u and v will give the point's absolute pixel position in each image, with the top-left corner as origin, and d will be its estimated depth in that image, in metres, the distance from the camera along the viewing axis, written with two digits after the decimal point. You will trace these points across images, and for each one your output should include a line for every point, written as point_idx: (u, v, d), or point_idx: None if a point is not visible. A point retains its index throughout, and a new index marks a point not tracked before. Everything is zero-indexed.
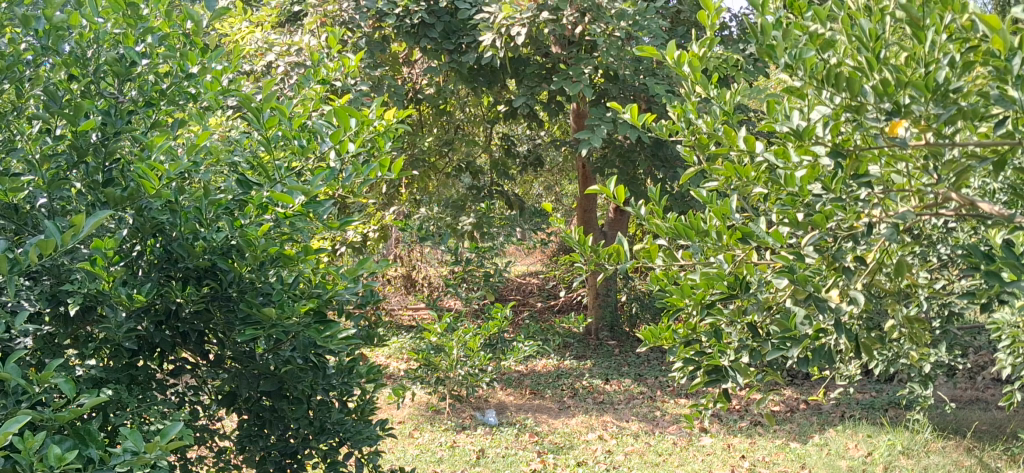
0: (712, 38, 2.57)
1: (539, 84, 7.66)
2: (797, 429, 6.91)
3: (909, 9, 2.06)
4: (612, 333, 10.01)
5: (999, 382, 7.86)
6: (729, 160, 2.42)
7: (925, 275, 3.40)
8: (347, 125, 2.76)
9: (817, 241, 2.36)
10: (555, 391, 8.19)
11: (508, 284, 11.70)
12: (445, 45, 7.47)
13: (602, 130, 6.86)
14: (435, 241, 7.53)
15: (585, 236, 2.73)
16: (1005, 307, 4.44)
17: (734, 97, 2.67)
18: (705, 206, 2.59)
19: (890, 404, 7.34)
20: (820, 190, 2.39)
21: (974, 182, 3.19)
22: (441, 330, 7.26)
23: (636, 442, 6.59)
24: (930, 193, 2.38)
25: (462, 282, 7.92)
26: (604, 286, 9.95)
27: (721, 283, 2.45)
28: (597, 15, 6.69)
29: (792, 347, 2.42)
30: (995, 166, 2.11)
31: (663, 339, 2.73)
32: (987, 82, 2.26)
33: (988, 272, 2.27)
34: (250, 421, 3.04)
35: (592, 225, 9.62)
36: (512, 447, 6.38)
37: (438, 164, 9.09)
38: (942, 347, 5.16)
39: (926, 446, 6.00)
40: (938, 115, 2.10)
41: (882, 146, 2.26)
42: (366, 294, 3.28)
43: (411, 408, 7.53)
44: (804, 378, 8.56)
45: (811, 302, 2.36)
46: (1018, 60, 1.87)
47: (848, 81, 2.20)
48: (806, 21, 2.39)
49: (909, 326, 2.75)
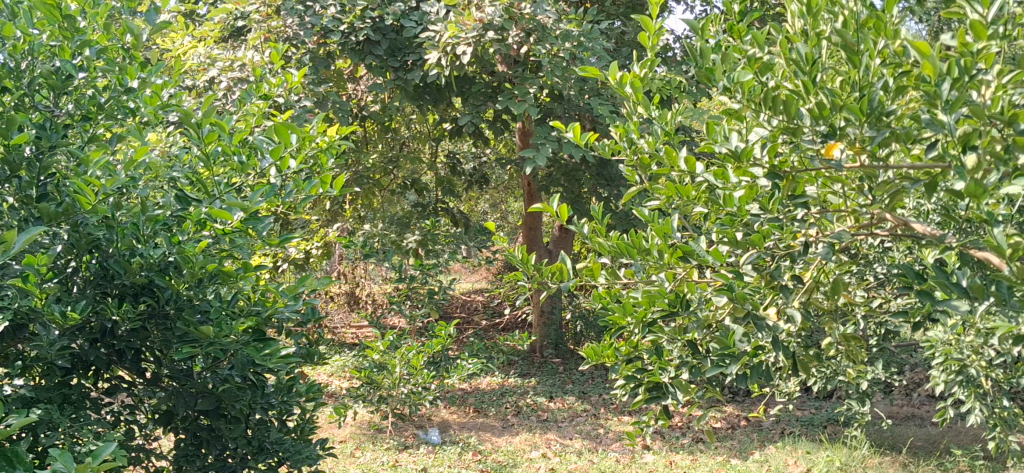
0: (652, 59, 2.61)
1: (485, 102, 7.70)
2: (737, 445, 6.98)
3: (844, 35, 2.13)
4: (557, 351, 9.98)
5: (934, 399, 8.04)
6: (670, 181, 2.43)
7: (862, 293, 3.47)
8: (287, 141, 2.72)
9: (755, 259, 2.40)
10: (499, 409, 8.19)
11: (453, 301, 11.69)
12: (391, 62, 7.45)
13: (547, 148, 6.87)
14: (378, 257, 7.49)
15: (527, 255, 2.73)
16: (938, 325, 4.54)
17: (674, 119, 2.70)
18: (648, 226, 2.61)
19: (829, 420, 7.46)
20: (758, 210, 2.45)
21: (909, 203, 3.27)
22: (384, 348, 7.21)
23: (579, 459, 6.59)
24: (864, 214, 2.45)
25: (406, 299, 7.89)
26: (549, 304, 10.02)
27: (662, 300, 2.47)
28: (543, 35, 6.75)
29: (731, 364, 2.43)
30: (927, 187, 2.19)
31: (606, 356, 2.73)
32: (918, 107, 2.35)
33: (920, 290, 2.35)
34: (187, 441, 3.00)
35: (537, 244, 9.68)
36: (454, 466, 6.34)
37: (384, 181, 9.05)
38: (878, 364, 5.27)
39: (863, 462, 6.08)
40: (872, 138, 2.18)
41: (817, 168, 2.33)
42: (307, 311, 3.26)
43: (352, 427, 7.46)
44: (745, 395, 8.66)
45: (749, 320, 2.39)
46: (947, 86, 1.99)
47: (785, 104, 2.25)
48: (746, 45, 2.45)
49: (844, 343, 2.82)
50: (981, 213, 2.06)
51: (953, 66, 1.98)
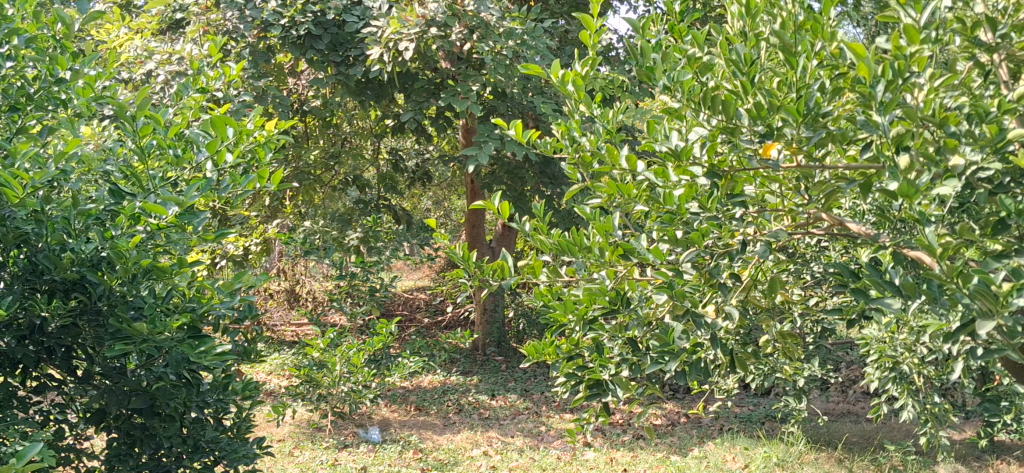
0: (594, 58, 2.62)
1: (427, 99, 7.66)
2: (677, 442, 7.05)
3: (782, 36, 2.16)
4: (499, 348, 10.04)
5: (868, 396, 8.22)
6: (611, 180, 2.43)
7: (800, 291, 3.51)
8: (224, 135, 2.68)
9: (694, 257, 2.41)
10: (440, 407, 8.17)
11: (395, 299, 11.61)
12: (333, 57, 7.37)
13: (490, 146, 6.88)
14: (318, 254, 7.42)
15: (469, 252, 2.71)
16: (872, 323, 4.64)
17: (616, 117, 2.71)
18: (589, 223, 2.61)
19: (767, 417, 7.59)
20: (697, 209, 2.47)
21: (845, 203, 3.33)
22: (324, 346, 7.12)
23: (520, 457, 6.60)
24: (800, 213, 2.49)
25: (347, 296, 7.81)
26: (492, 302, 10.03)
27: (603, 298, 2.48)
28: (487, 32, 6.74)
29: (670, 361, 2.44)
30: (862, 187, 2.23)
31: (546, 353, 2.72)
32: (854, 109, 2.39)
33: (856, 289, 2.39)
34: (120, 440, 2.94)
35: (480, 241, 9.67)
36: (395, 465, 6.31)
37: (325, 177, 8.96)
38: (814, 361, 5.37)
39: (800, 458, 6.19)
40: (809, 138, 2.22)
41: (754, 167, 2.36)
42: (245, 308, 3.22)
43: (291, 426, 7.38)
44: (685, 392, 8.76)
45: (688, 318, 2.40)
46: (880, 88, 2.04)
47: (723, 104, 2.27)
48: (685, 45, 2.47)
49: (781, 340, 2.86)
50: (913, 214, 2.11)
51: (887, 69, 2.02)
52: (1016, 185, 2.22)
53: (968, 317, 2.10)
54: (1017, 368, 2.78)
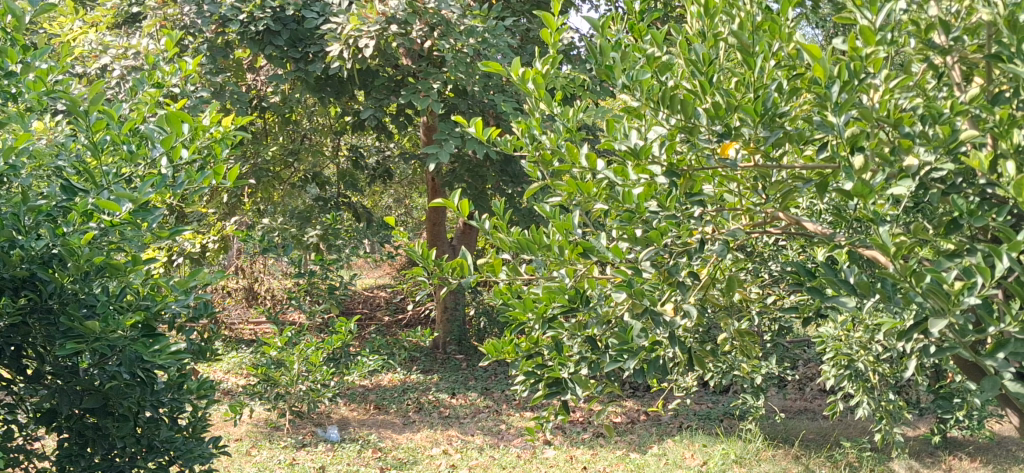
0: (554, 56, 2.62)
1: (387, 96, 7.62)
2: (636, 439, 7.09)
3: (740, 37, 2.18)
4: (460, 347, 10.09)
5: (825, 393, 8.32)
6: (570, 178, 2.43)
7: (757, 290, 3.54)
8: (179, 131, 2.65)
9: (653, 255, 2.41)
10: (400, 406, 8.14)
11: (355, 297, 11.56)
12: (292, 53, 7.31)
13: (451, 145, 6.87)
14: (276, 251, 7.36)
15: (428, 250, 2.69)
16: (828, 321, 4.70)
17: (576, 116, 2.71)
18: (549, 222, 2.61)
19: (725, 414, 7.66)
20: (655, 207, 2.47)
21: (802, 202, 3.37)
22: (281, 344, 7.08)
23: (480, 455, 6.60)
24: (758, 212, 2.52)
25: (306, 294, 7.74)
26: (452, 300, 10.06)
27: (562, 296, 2.48)
28: (448, 30, 6.73)
29: (629, 359, 2.45)
30: (818, 187, 2.25)
31: (505, 352, 2.72)
32: (811, 110, 2.42)
33: (812, 288, 2.41)
34: (71, 441, 2.89)
35: (441, 239, 9.66)
36: (353, 464, 6.28)
37: (284, 174, 8.89)
38: (771, 359, 5.43)
39: (757, 455, 6.26)
40: (766, 138, 2.24)
41: (712, 166, 2.37)
42: (201, 306, 3.20)
43: (248, 425, 7.31)
44: (644, 390, 8.82)
45: (647, 316, 2.41)
46: (836, 88, 2.06)
47: (682, 103, 2.28)
48: (645, 44, 2.48)
49: (739, 338, 2.90)
50: (868, 214, 2.13)
51: (843, 70, 2.04)
52: (968, 186, 2.25)
53: (921, 315, 2.12)
54: (969, 366, 2.83)
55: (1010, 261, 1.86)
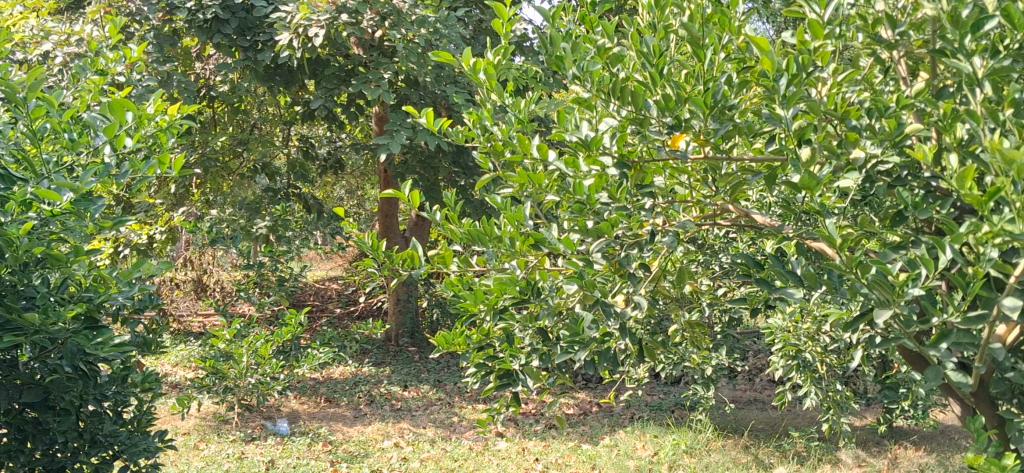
0: (506, 47, 2.61)
1: (338, 86, 7.55)
2: (588, 431, 7.11)
3: (689, 29, 2.18)
4: (413, 339, 10.08)
5: (774, 384, 8.43)
6: (521, 169, 2.41)
7: (708, 281, 3.57)
8: (123, 119, 2.60)
9: (604, 247, 2.41)
10: (351, 399, 8.09)
11: (306, 289, 11.47)
12: (241, 42, 7.21)
13: (402, 135, 6.82)
14: (225, 243, 7.26)
15: (378, 241, 2.66)
16: (776, 312, 4.74)
17: (528, 107, 2.70)
18: (500, 213, 2.59)
19: (676, 405, 7.73)
20: (606, 199, 2.47)
21: (752, 194, 3.39)
22: (229, 337, 6.99)
23: (432, 448, 6.58)
24: (708, 204, 2.53)
25: (255, 286, 7.65)
26: (405, 292, 10.04)
27: (513, 288, 2.47)
28: (399, 19, 6.67)
29: (580, 350, 2.45)
30: (767, 179, 2.27)
31: (456, 344, 2.70)
32: (760, 102, 2.43)
33: (761, 279, 2.43)
34: (9, 436, 2.83)
35: (393, 231, 9.62)
36: (303, 457, 6.22)
37: (234, 164, 8.77)
38: (722, 349, 5.48)
39: (707, 445, 6.33)
40: (716, 130, 2.25)
41: (662, 158, 2.38)
42: (145, 298, 3.15)
43: (196, 418, 7.22)
44: (597, 382, 8.86)
45: (597, 307, 2.40)
46: (784, 81, 2.07)
47: (633, 95, 2.29)
48: (596, 36, 2.48)
49: (689, 329, 2.92)
50: (815, 206, 2.16)
51: (791, 63, 2.06)
52: (912, 179, 2.29)
53: (867, 306, 2.15)
54: (914, 356, 2.87)
55: (953, 253, 1.90)
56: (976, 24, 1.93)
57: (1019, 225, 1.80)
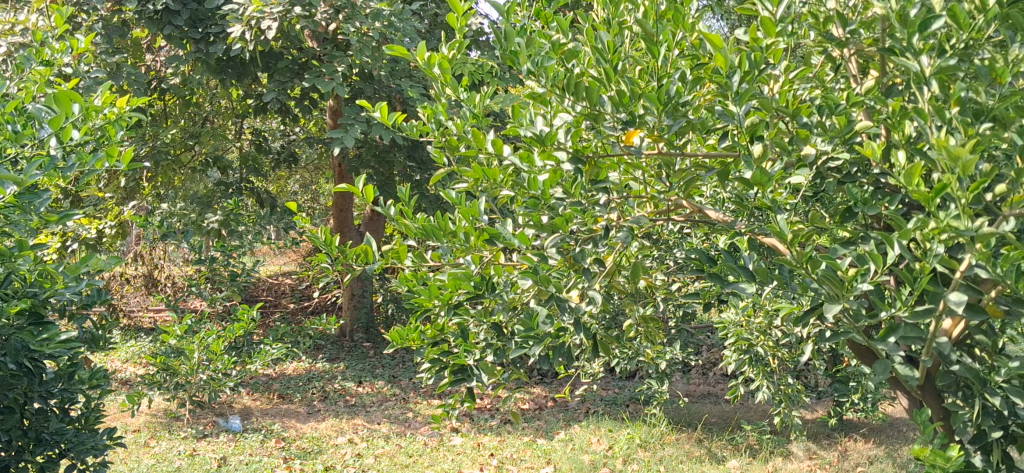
0: (460, 41, 2.60)
1: (291, 79, 7.47)
2: (543, 425, 7.13)
3: (643, 25, 2.19)
4: (367, 334, 9.98)
5: (727, 378, 8.52)
6: (475, 164, 2.40)
7: (662, 276, 3.59)
8: (69, 111, 2.55)
9: (559, 242, 2.40)
10: (304, 395, 8.03)
11: (259, 284, 11.36)
12: (192, 34, 7.11)
13: (356, 129, 6.78)
14: (177, 237, 7.16)
15: (331, 236, 2.64)
16: (729, 307, 4.79)
17: (483, 102, 2.69)
18: (454, 208, 2.57)
19: (631, 400, 7.77)
20: (561, 194, 2.47)
21: (706, 190, 3.42)
22: (181, 333, 6.90)
23: (386, 444, 6.55)
24: (662, 200, 2.54)
25: (207, 281, 7.55)
26: (360, 287, 10.00)
27: (468, 283, 2.46)
28: (353, 13, 6.61)
29: (534, 345, 2.46)
30: (720, 175, 2.28)
31: (410, 339, 2.67)
32: (714, 99, 2.45)
33: (714, 274, 2.44)
34: None
35: (348, 226, 9.56)
36: (256, 454, 6.16)
37: (186, 158, 8.65)
38: (675, 344, 5.52)
39: (661, 439, 6.38)
40: (670, 126, 2.27)
41: (617, 153, 2.38)
42: (92, 293, 3.10)
43: (146, 415, 7.12)
44: (552, 376, 8.89)
45: (552, 302, 2.40)
46: (737, 78, 2.09)
47: (587, 90, 2.28)
48: (550, 31, 2.47)
49: (643, 324, 2.94)
50: (767, 202, 2.17)
51: (743, 60, 2.07)
52: (862, 175, 2.33)
53: (818, 301, 2.17)
54: (863, 350, 2.91)
55: (901, 248, 1.92)
56: (924, 22, 1.98)
57: (964, 220, 1.84)
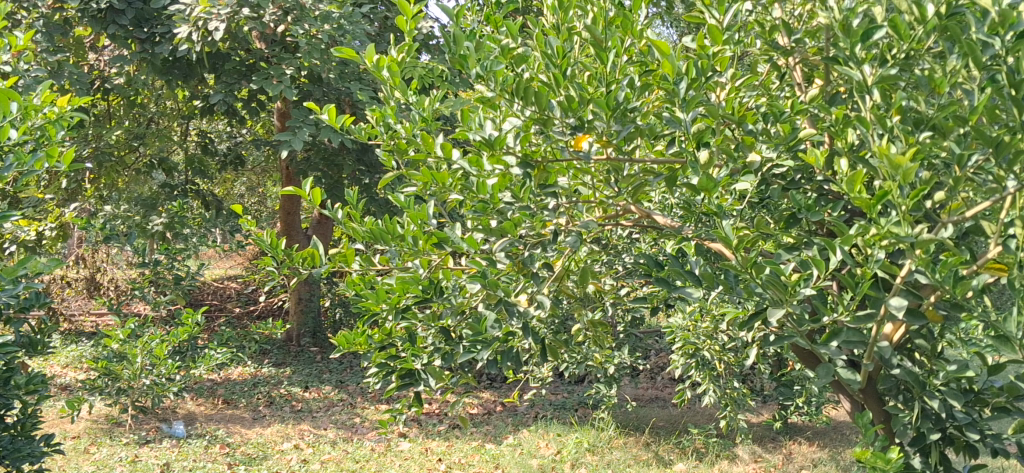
0: (410, 44, 2.59)
1: (238, 81, 7.39)
2: (492, 430, 7.12)
3: (593, 31, 2.20)
4: (314, 339, 9.90)
5: (675, 382, 8.60)
6: (424, 168, 2.39)
7: (611, 281, 3.61)
8: (6, 110, 2.49)
9: (507, 246, 2.40)
10: (249, 400, 7.93)
11: (204, 288, 11.20)
12: (138, 34, 7.00)
13: (304, 132, 6.73)
14: (119, 240, 7.03)
15: (277, 239, 2.60)
16: (676, 311, 4.83)
17: (433, 105, 2.68)
18: (403, 211, 2.56)
19: (580, 404, 7.80)
20: (509, 198, 2.47)
21: (654, 196, 3.45)
22: (123, 337, 6.80)
23: (333, 449, 6.49)
24: (611, 205, 2.56)
25: (151, 284, 7.43)
26: (307, 291, 9.91)
27: (416, 287, 2.44)
28: (302, 15, 6.57)
29: (482, 349, 2.46)
30: (668, 181, 2.30)
31: (358, 343, 2.64)
32: (662, 105, 2.47)
33: (661, 279, 2.46)
34: None
35: (296, 229, 9.48)
36: (200, 460, 6.07)
37: (129, 159, 8.50)
38: (623, 349, 5.56)
39: (609, 443, 6.41)
40: (618, 131, 2.28)
41: (566, 158, 2.39)
42: (30, 297, 3.03)
43: (86, 421, 6.97)
44: (501, 381, 8.90)
45: (500, 307, 2.40)
46: (684, 85, 2.11)
47: (537, 95, 2.28)
48: (500, 36, 2.48)
49: (592, 329, 2.96)
50: (713, 208, 2.20)
51: (690, 67, 2.09)
52: (806, 182, 2.37)
53: (762, 305, 2.19)
54: (806, 354, 2.96)
55: (843, 254, 1.95)
56: (866, 33, 2.01)
57: (904, 226, 1.88)
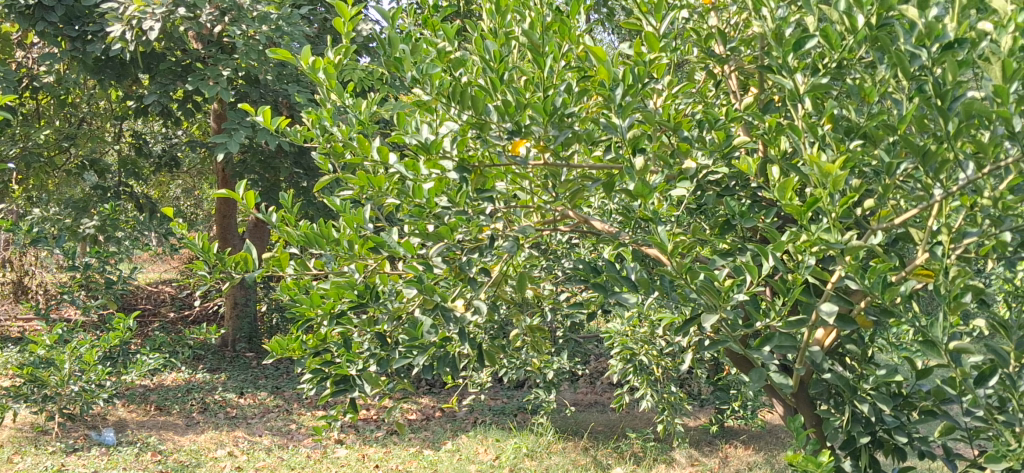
0: (346, 46, 2.55)
1: (173, 81, 7.27)
2: (430, 436, 7.09)
3: (529, 36, 2.20)
4: (249, 344, 9.87)
5: (615, 387, 8.65)
6: (360, 172, 2.36)
7: (550, 286, 3.61)
8: None
9: (444, 251, 2.38)
10: (183, 407, 7.79)
11: (138, 292, 10.98)
12: (68, 31, 6.84)
13: (240, 134, 6.64)
14: (47, 243, 6.85)
15: (209, 242, 2.55)
16: (613, 316, 4.85)
17: (370, 108, 2.64)
18: (338, 215, 2.52)
19: (519, 409, 7.81)
20: (447, 203, 2.45)
21: (594, 201, 3.46)
22: (50, 342, 6.63)
23: (268, 457, 6.40)
24: (548, 210, 2.56)
25: (81, 288, 7.24)
26: (242, 296, 9.80)
27: (351, 291, 2.41)
28: (239, 15, 6.51)
29: (418, 354, 2.44)
30: (605, 187, 2.30)
31: (292, 349, 2.59)
32: (600, 110, 2.48)
33: (597, 284, 2.46)
34: None
35: (232, 233, 9.35)
36: (129, 468, 5.94)
37: (59, 160, 8.29)
38: (562, 354, 5.57)
39: (547, 447, 6.41)
40: (555, 137, 2.28)
41: (502, 163, 2.37)
42: None
43: (11, 429, 6.78)
44: (440, 386, 8.87)
45: (437, 312, 2.37)
46: (620, 91, 2.10)
47: (473, 100, 2.27)
48: (437, 40, 2.46)
49: (530, 333, 2.95)
50: (649, 214, 2.20)
51: (627, 73, 2.09)
52: (739, 189, 2.39)
53: (697, 310, 2.21)
54: (741, 358, 2.99)
55: (775, 260, 1.97)
56: (798, 42, 2.04)
57: (833, 233, 1.90)
